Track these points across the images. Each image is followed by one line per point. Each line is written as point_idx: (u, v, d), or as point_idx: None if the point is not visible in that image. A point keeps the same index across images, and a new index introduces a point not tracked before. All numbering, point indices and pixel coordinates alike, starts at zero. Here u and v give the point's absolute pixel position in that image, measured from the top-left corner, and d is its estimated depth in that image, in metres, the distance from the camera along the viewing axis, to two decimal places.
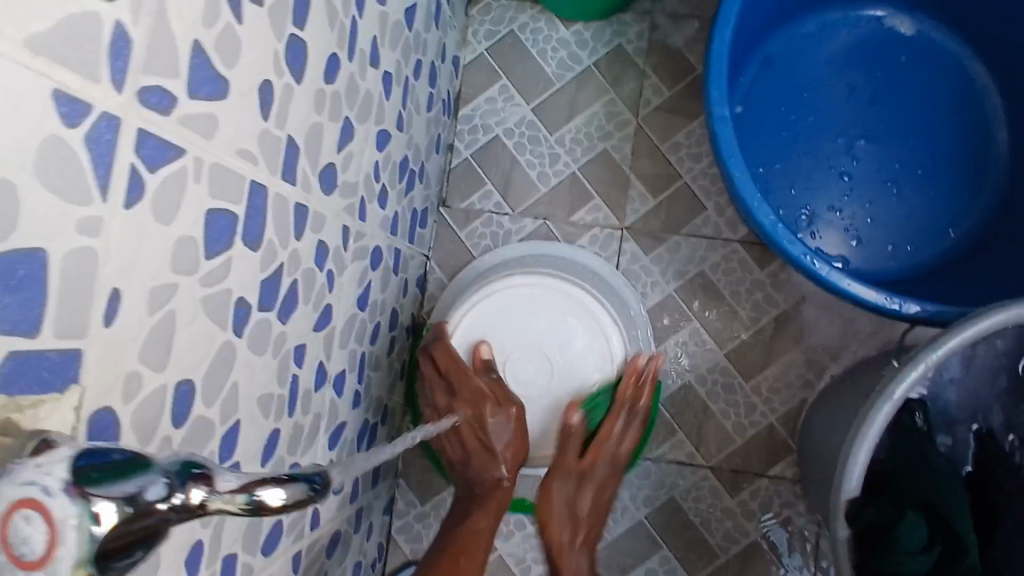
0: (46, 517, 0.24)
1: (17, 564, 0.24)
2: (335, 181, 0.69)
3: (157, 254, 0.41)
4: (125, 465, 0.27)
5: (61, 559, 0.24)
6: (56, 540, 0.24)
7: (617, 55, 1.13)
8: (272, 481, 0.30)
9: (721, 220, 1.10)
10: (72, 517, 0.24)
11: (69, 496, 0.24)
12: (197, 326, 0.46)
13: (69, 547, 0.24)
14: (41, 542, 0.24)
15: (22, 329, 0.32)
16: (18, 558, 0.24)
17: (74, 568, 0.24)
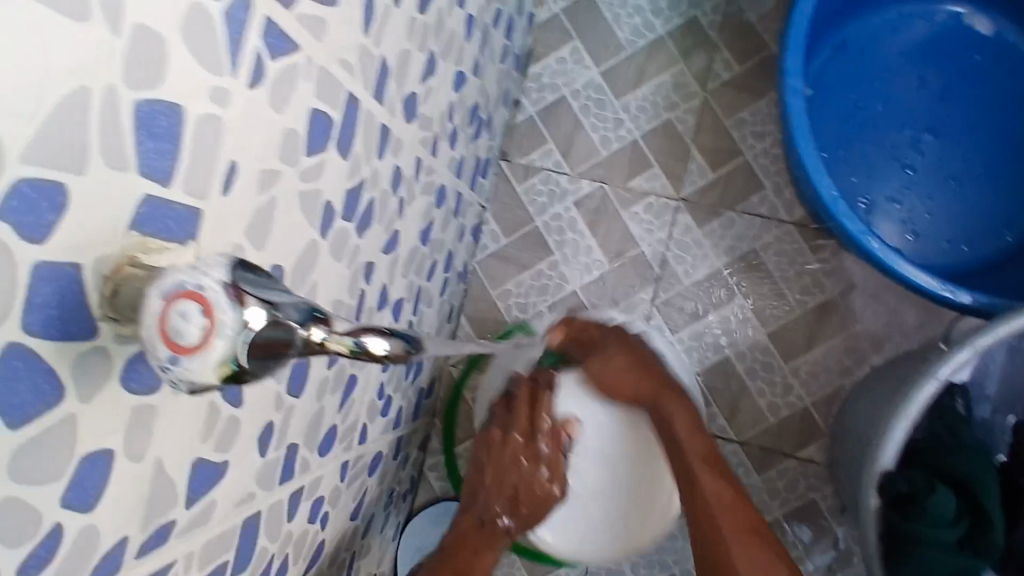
0: (206, 304, 0.25)
1: (173, 345, 0.25)
2: (415, 112, 0.72)
3: (268, 140, 0.44)
4: (268, 283, 0.29)
5: (216, 346, 0.25)
6: (214, 328, 0.25)
7: (691, 26, 1.13)
8: (375, 332, 0.34)
9: (778, 200, 1.11)
10: (230, 310, 0.26)
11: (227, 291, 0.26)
12: (291, 217, 0.50)
13: (226, 337, 0.26)
14: (202, 326, 0.25)
15: (158, 176, 0.35)
16: (177, 342, 0.25)
17: (222, 360, 0.26)
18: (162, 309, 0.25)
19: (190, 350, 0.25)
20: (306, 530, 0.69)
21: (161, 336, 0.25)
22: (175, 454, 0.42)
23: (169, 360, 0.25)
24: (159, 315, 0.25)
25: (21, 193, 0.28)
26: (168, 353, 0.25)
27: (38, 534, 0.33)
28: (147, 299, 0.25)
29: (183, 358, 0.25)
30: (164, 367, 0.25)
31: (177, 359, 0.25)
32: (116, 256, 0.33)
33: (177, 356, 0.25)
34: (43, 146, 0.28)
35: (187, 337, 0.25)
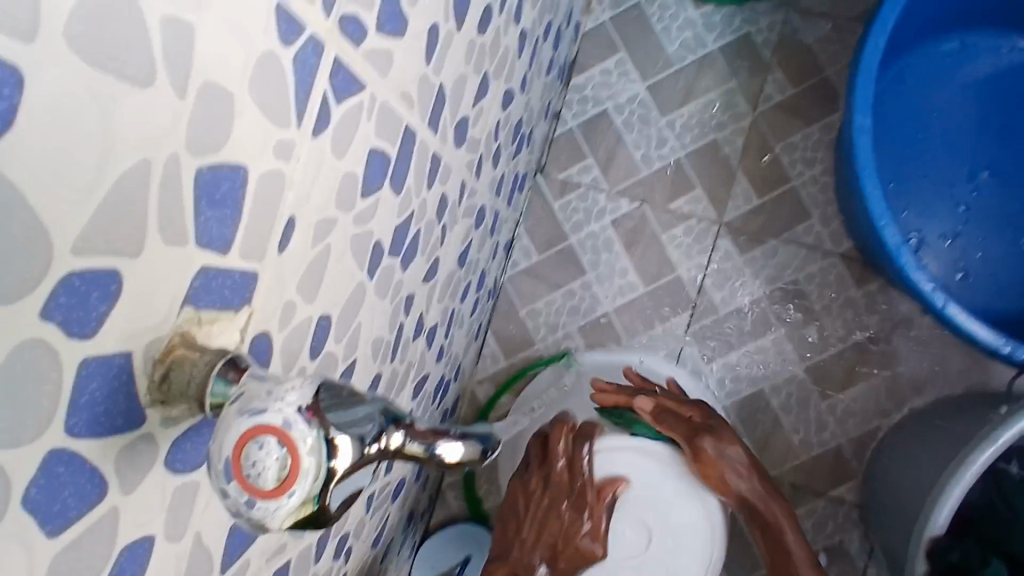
0: (284, 446, 0.25)
1: (255, 488, 0.24)
2: (465, 135, 0.68)
3: (327, 188, 0.41)
4: (352, 399, 0.28)
5: (298, 486, 0.25)
6: (292, 472, 0.25)
7: (743, 44, 1.09)
8: (450, 435, 0.30)
9: (824, 230, 1.07)
10: (308, 449, 0.25)
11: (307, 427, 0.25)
12: (342, 264, 0.46)
13: (303, 480, 0.25)
14: (280, 471, 0.25)
15: (216, 245, 0.32)
16: (253, 486, 0.24)
17: (303, 502, 0.25)
18: (241, 447, 0.24)
19: (264, 496, 0.25)
20: (330, 569, 0.66)
21: (239, 479, 0.25)
22: (214, 526, 0.39)
23: (250, 502, 0.25)
24: (233, 453, 0.25)
25: (72, 286, 0.24)
26: (249, 496, 0.24)
27: None
28: (223, 435, 0.25)
29: (263, 501, 0.24)
30: (244, 509, 0.25)
31: (259, 502, 0.24)
32: (167, 336, 0.30)
33: (258, 499, 0.24)
34: (99, 229, 0.25)
35: (262, 482, 0.24)
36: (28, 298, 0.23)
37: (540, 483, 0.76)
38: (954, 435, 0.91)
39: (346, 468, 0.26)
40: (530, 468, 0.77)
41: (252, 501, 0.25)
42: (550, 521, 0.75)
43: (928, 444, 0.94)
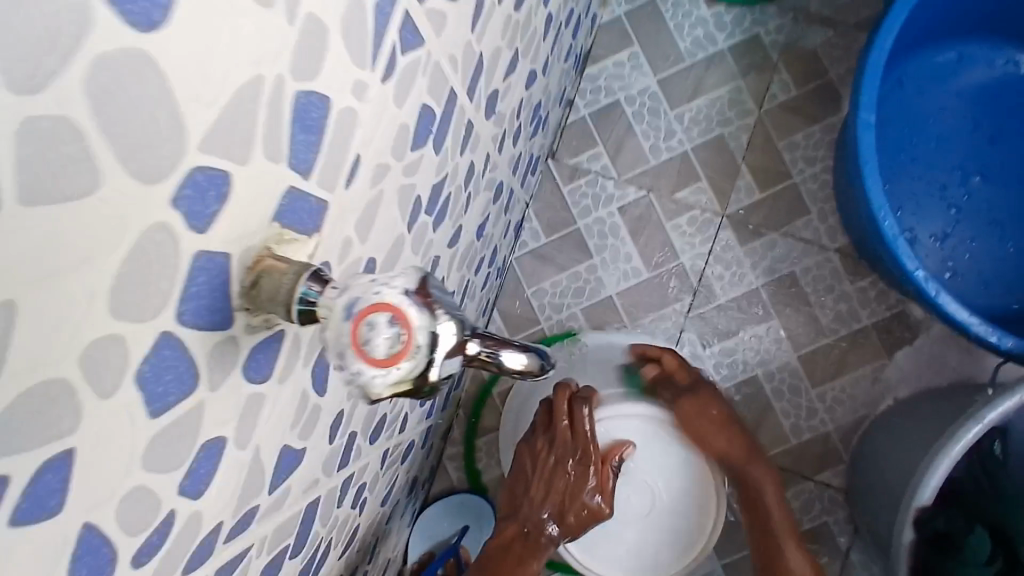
0: (395, 324, 0.29)
1: (367, 357, 0.29)
2: (494, 109, 0.71)
3: (386, 134, 0.44)
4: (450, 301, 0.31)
5: (404, 363, 0.29)
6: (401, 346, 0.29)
7: (752, 44, 1.13)
8: (516, 346, 0.33)
9: (822, 226, 1.11)
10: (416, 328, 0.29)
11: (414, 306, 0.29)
12: (388, 210, 0.49)
13: (409, 356, 0.29)
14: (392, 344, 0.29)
15: (302, 168, 0.34)
16: (366, 357, 0.29)
17: (403, 377, 0.29)
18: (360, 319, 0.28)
19: (375, 365, 0.29)
20: (345, 516, 0.68)
21: (356, 346, 0.29)
22: (268, 441, 0.42)
23: (362, 368, 0.29)
24: (355, 325, 0.29)
25: (195, 181, 0.27)
26: (362, 363, 0.29)
27: (154, 519, 0.33)
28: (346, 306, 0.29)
29: (373, 368, 0.29)
30: (356, 371, 0.29)
31: (368, 368, 0.29)
32: (257, 247, 0.33)
33: (368, 367, 0.29)
34: (218, 131, 0.27)
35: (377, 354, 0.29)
36: (165, 183, 0.25)
37: (546, 446, 0.79)
38: (938, 421, 0.96)
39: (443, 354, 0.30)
40: (536, 433, 0.81)
41: (365, 370, 0.29)
42: (556, 481, 0.78)
43: (912, 428, 0.98)
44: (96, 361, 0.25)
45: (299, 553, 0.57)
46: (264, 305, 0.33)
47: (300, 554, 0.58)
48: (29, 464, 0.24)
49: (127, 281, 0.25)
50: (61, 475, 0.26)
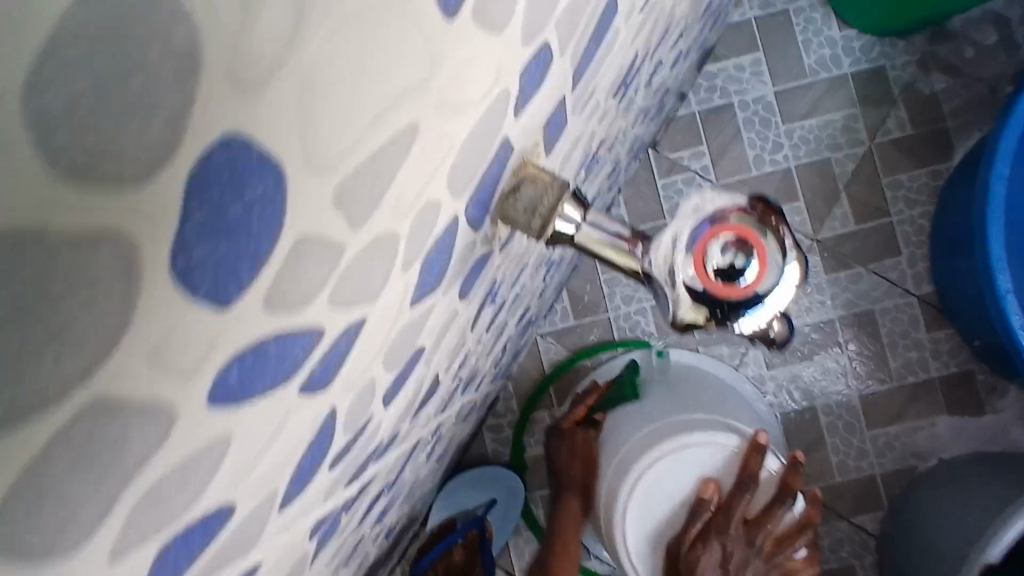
0: (742, 248, 0.34)
1: (700, 269, 0.34)
2: (652, 79, 0.68)
3: (611, 70, 0.41)
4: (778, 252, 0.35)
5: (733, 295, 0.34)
6: (751, 273, 0.34)
7: (877, 74, 1.10)
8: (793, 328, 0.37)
9: (909, 270, 1.09)
10: (767, 260, 0.34)
11: (771, 233, 0.35)
12: (578, 151, 0.46)
13: (738, 286, 0.34)
14: (732, 265, 0.34)
15: (575, 78, 0.32)
16: (702, 268, 0.34)
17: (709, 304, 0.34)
18: (710, 237, 0.34)
19: (702, 278, 0.34)
20: (420, 465, 0.65)
21: (696, 259, 0.34)
22: (435, 364, 0.39)
23: (685, 273, 0.34)
24: (702, 242, 0.34)
25: (540, 58, 0.25)
26: (690, 270, 0.34)
27: (362, 421, 0.29)
28: (699, 218, 0.35)
29: (698, 282, 0.34)
30: (678, 274, 0.34)
31: (692, 277, 0.34)
32: (527, 153, 0.30)
33: (694, 276, 0.34)
34: (568, 12, 0.25)
35: (720, 274, 0.34)
36: (528, 49, 0.23)
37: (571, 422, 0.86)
38: (985, 485, 0.94)
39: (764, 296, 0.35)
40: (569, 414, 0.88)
41: (701, 274, 0.34)
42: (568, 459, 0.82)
43: (959, 489, 0.97)
44: (419, 226, 0.22)
45: (390, 490, 0.55)
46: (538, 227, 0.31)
47: (389, 493, 0.56)
48: (335, 326, 0.20)
49: (471, 146, 0.23)
50: (343, 349, 0.22)
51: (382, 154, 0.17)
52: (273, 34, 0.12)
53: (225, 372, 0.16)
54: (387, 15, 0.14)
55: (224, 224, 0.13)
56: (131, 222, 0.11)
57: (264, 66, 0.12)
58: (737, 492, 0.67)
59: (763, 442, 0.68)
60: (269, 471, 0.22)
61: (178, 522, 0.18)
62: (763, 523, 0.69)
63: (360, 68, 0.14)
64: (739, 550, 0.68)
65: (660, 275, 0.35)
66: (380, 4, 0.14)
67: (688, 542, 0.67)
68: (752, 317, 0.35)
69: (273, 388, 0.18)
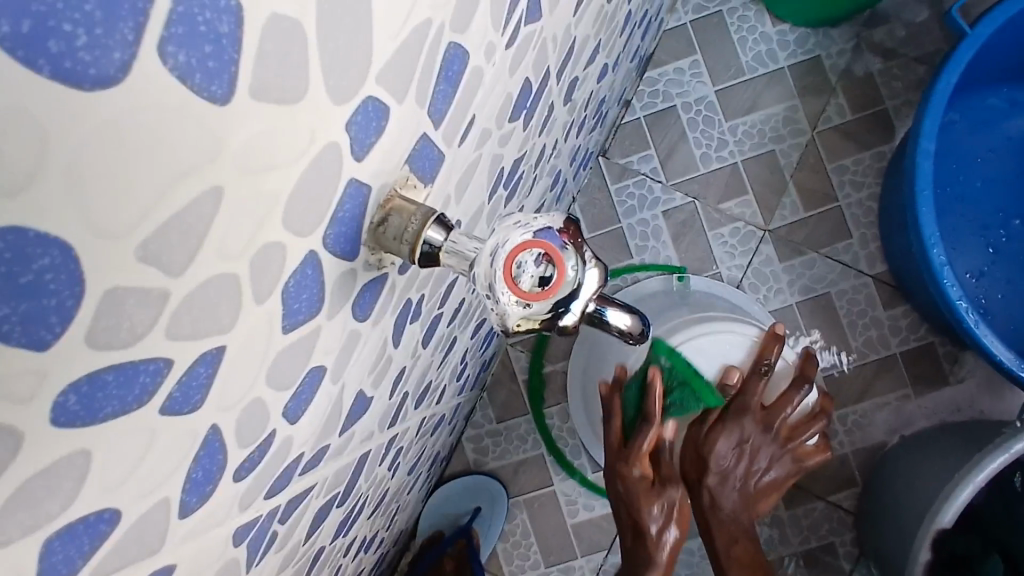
0: (548, 259, 0.30)
1: (517, 290, 0.30)
2: (571, 95, 0.72)
3: (492, 102, 0.45)
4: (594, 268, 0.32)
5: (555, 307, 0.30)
6: (560, 277, 0.30)
7: (813, 65, 1.14)
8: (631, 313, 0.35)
9: (862, 251, 1.12)
10: (570, 267, 0.30)
11: (575, 250, 0.31)
12: (479, 174, 0.50)
13: (559, 295, 0.30)
14: (546, 278, 0.30)
15: (436, 116, 0.36)
16: (516, 289, 0.30)
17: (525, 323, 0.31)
18: (513, 255, 0.30)
19: (523, 299, 0.30)
20: (380, 478, 0.69)
21: (508, 281, 0.30)
22: (350, 381, 0.43)
23: (502, 294, 0.30)
24: (506, 263, 0.30)
25: (368, 108, 0.29)
26: (512, 293, 0.30)
27: (263, 434, 0.33)
28: (508, 236, 0.31)
29: (522, 301, 0.30)
30: (494, 294, 0.30)
31: (512, 299, 0.30)
32: (389, 188, 0.34)
33: (518, 298, 0.30)
34: (391, 64, 0.29)
35: (533, 288, 0.30)
36: (346, 107, 0.27)
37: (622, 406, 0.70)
38: (937, 453, 0.94)
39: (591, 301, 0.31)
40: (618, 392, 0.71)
41: (515, 296, 0.30)
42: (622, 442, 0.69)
43: (915, 455, 0.97)
44: (262, 265, 0.26)
45: (342, 503, 0.58)
46: (405, 250, 0.35)
47: (343, 505, 0.59)
48: (186, 355, 0.24)
49: (306, 191, 0.27)
50: (206, 372, 0.26)
51: (184, 215, 0.20)
52: (24, 150, 0.16)
53: (64, 400, 0.19)
54: (135, 108, 0.18)
55: (16, 293, 0.16)
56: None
57: (22, 173, 0.16)
58: (753, 375, 0.72)
59: (780, 332, 0.74)
60: (151, 482, 0.26)
61: (52, 524, 0.22)
62: (778, 409, 0.72)
63: (101, 151, 0.17)
64: (759, 434, 0.71)
65: (482, 290, 0.31)
66: (133, 103, 0.18)
67: (709, 422, 0.71)
68: (574, 310, 0.31)
69: (127, 411, 0.22)
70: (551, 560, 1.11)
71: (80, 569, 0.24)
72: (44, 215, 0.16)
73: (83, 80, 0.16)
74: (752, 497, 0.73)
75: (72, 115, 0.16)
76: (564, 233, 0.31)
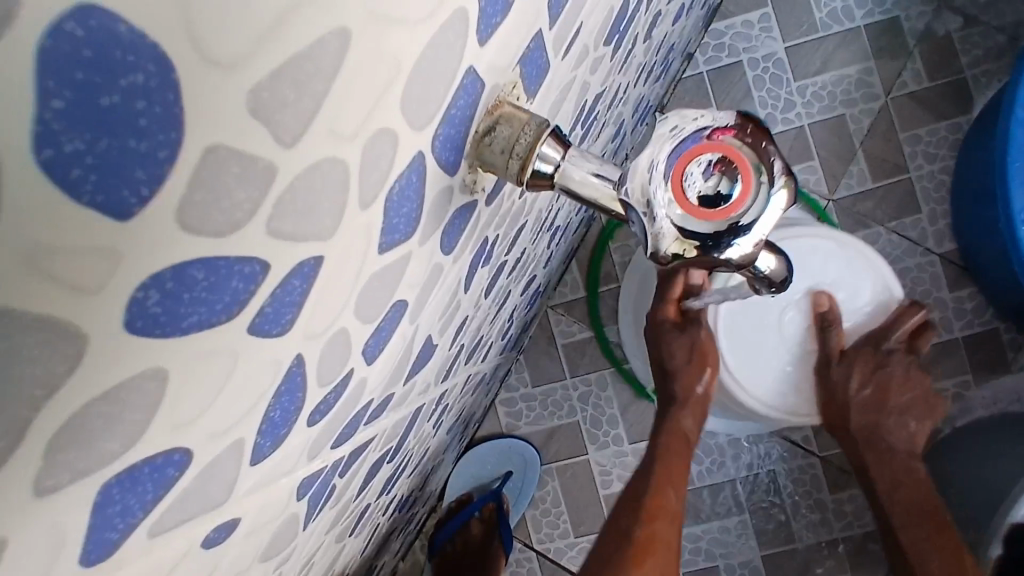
0: (729, 171, 0.27)
1: (681, 200, 0.27)
2: (651, 33, 0.66)
3: (596, 15, 0.40)
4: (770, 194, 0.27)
5: (715, 229, 0.27)
6: (735, 203, 0.27)
7: (892, 25, 1.06)
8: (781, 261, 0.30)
9: (930, 228, 1.05)
10: (752, 188, 0.27)
11: (755, 162, 0.28)
12: (569, 102, 0.44)
13: (722, 219, 0.27)
14: (718, 195, 0.27)
15: (553, 11, 0.31)
16: (681, 199, 0.27)
17: (675, 244, 0.27)
18: (683, 158, 0.28)
19: (686, 213, 0.27)
20: (426, 434, 0.65)
21: (673, 190, 0.27)
22: (424, 324, 0.38)
23: (661, 203, 0.27)
24: (672, 171, 0.28)
25: None
26: (675, 204, 0.27)
27: (341, 373, 0.28)
28: (677, 138, 0.28)
29: (681, 215, 0.27)
30: (652, 203, 0.27)
31: (675, 212, 0.27)
32: (501, 90, 0.28)
33: (677, 211, 0.27)
34: None
35: (702, 204, 0.27)
36: None
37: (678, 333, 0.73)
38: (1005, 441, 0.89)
39: (759, 237, 0.27)
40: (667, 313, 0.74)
41: (679, 209, 0.27)
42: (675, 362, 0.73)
43: (978, 445, 0.92)
44: (372, 156, 0.21)
45: (391, 460, 0.54)
46: (515, 165, 0.29)
47: (392, 462, 0.55)
48: (284, 261, 0.19)
49: (428, 72, 0.21)
50: (300, 288, 0.21)
51: (305, 62, 0.15)
52: None
53: (143, 297, 0.14)
54: None
55: (95, 121, 0.12)
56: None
57: None
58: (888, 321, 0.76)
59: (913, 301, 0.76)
60: (227, 420, 0.21)
61: (112, 465, 0.17)
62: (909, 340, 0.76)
63: None
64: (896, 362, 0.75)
65: (636, 205, 0.28)
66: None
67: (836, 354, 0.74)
68: (738, 247, 0.27)
69: (212, 325, 0.17)
70: (580, 530, 1.08)
71: (142, 523, 0.20)
72: (132, 8, 0.11)
73: None
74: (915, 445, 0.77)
75: None
76: (738, 133, 0.28)
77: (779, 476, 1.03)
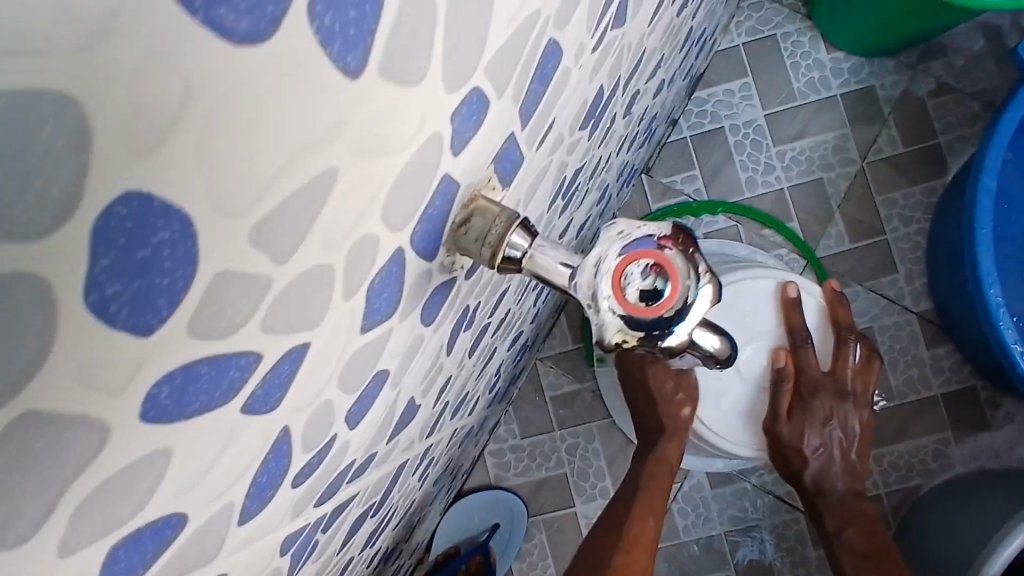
0: (662, 274, 0.32)
1: (621, 296, 0.32)
2: (631, 108, 0.70)
3: (570, 107, 0.43)
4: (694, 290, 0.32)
5: (652, 320, 0.31)
6: (667, 298, 0.32)
7: (866, 94, 1.12)
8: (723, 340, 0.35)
9: (907, 287, 1.09)
10: (682, 285, 0.32)
11: (683, 261, 0.32)
12: (546, 181, 0.48)
13: (657, 311, 0.31)
14: (652, 292, 0.32)
15: (524, 116, 0.34)
16: (623, 294, 0.32)
17: (616, 333, 0.32)
18: (623, 261, 0.32)
19: (626, 306, 0.32)
20: (410, 488, 0.67)
21: (615, 287, 0.32)
22: (405, 388, 0.41)
23: (605, 298, 0.32)
24: (615, 271, 0.32)
25: (471, 103, 0.27)
26: (616, 299, 0.32)
27: (326, 438, 0.31)
28: (620, 243, 0.32)
29: (621, 309, 0.31)
30: (598, 296, 0.32)
31: (616, 305, 0.31)
32: (475, 186, 0.32)
33: (618, 305, 0.31)
34: (498, 59, 0.27)
35: (640, 301, 0.32)
36: (455, 95, 0.25)
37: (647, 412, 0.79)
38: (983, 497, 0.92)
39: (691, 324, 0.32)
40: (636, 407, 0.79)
41: (622, 303, 0.32)
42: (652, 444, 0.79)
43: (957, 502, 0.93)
44: (355, 257, 0.24)
45: (375, 514, 0.56)
46: (486, 252, 0.33)
47: (376, 516, 0.57)
48: (275, 350, 0.22)
49: (407, 182, 0.25)
50: (288, 371, 0.24)
51: (297, 199, 0.18)
52: (160, 103, 0.14)
53: (156, 392, 0.17)
54: (278, 79, 0.16)
55: (133, 266, 0.15)
56: (51, 264, 0.13)
57: (156, 132, 0.14)
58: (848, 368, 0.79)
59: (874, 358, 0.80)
60: (220, 485, 0.24)
61: (125, 529, 0.20)
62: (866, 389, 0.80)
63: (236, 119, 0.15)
64: (850, 411, 0.79)
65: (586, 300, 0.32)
66: (273, 71, 0.16)
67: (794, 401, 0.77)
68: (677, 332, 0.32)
69: (212, 408, 0.20)
70: None
71: None
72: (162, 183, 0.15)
73: (232, 35, 0.14)
74: (860, 493, 0.80)
75: (212, 76, 0.15)
76: (668, 238, 0.32)
77: (763, 532, 1.04)
